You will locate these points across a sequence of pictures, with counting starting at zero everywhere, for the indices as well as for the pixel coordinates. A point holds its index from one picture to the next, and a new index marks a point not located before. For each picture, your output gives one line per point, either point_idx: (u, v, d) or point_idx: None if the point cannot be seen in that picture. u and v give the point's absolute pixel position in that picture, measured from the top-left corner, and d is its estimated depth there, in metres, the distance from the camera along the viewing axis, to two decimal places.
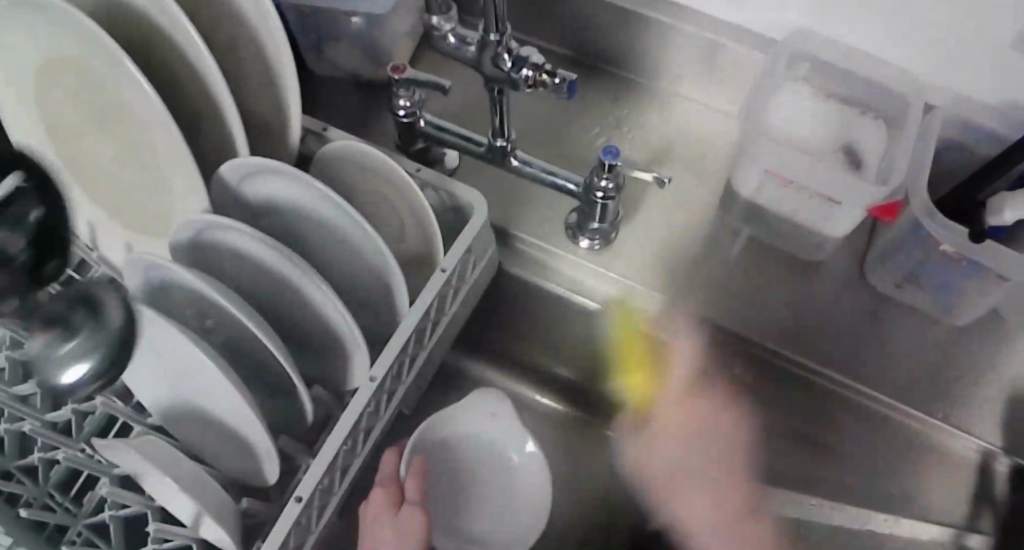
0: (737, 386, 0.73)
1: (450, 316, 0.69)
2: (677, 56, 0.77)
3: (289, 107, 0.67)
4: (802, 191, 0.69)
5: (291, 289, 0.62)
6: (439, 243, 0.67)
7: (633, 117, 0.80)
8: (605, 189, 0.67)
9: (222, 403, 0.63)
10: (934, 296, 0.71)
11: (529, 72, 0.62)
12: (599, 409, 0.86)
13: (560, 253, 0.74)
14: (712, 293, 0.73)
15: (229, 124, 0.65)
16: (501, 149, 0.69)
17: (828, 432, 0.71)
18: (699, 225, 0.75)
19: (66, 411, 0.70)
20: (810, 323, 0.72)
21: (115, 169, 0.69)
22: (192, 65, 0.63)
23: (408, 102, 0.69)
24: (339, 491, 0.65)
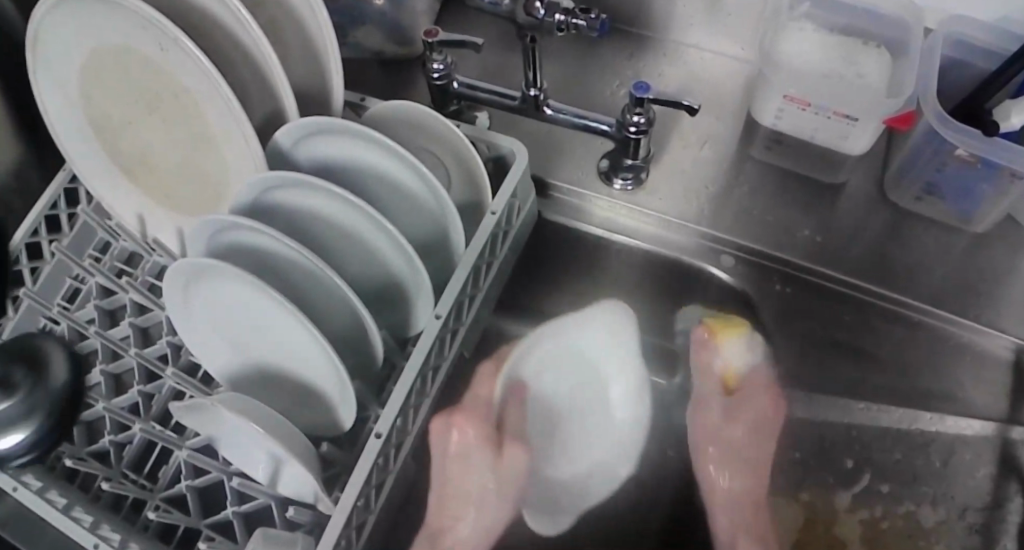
0: (787, 303, 0.76)
1: (501, 260, 0.73)
2: (684, 7, 0.82)
3: (329, 76, 0.70)
4: (817, 112, 0.74)
5: (359, 239, 0.67)
6: (487, 190, 0.70)
7: (648, 67, 0.84)
8: (637, 123, 0.71)
9: (296, 353, 0.66)
10: (952, 204, 0.75)
11: (562, 17, 0.66)
12: None
13: (597, 196, 0.78)
14: (745, 220, 0.78)
15: (278, 92, 0.67)
16: (534, 98, 0.73)
17: (878, 336, 0.74)
18: (722, 160, 0.80)
19: (132, 392, 0.70)
20: (840, 243, 0.76)
21: (175, 155, 0.72)
22: (240, 42, 0.66)
23: (441, 65, 0.73)
24: (413, 430, 0.68)
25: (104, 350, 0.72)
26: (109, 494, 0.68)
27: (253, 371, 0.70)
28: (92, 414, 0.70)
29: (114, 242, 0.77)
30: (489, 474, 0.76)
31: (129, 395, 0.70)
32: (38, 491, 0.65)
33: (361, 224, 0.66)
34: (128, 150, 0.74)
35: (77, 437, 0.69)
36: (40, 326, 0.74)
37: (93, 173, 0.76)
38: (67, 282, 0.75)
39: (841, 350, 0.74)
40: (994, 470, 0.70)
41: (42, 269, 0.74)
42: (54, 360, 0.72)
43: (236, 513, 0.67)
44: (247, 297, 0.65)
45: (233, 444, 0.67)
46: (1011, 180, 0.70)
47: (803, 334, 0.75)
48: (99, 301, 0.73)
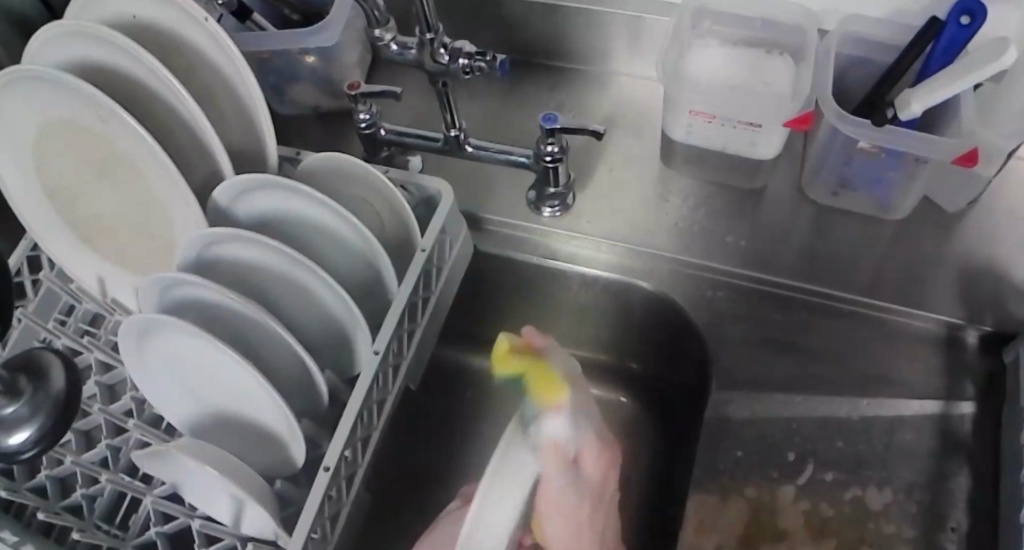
0: (719, 307, 0.78)
1: (438, 295, 0.76)
2: (605, 38, 0.86)
3: (262, 135, 0.76)
4: (723, 123, 0.77)
5: (297, 286, 0.71)
6: (417, 229, 0.75)
7: (574, 98, 0.88)
8: (552, 152, 0.75)
9: (245, 396, 0.70)
10: (869, 194, 0.78)
11: (465, 61, 0.70)
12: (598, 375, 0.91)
13: (529, 227, 0.82)
14: (672, 234, 0.81)
15: (212, 154, 0.73)
16: (454, 138, 0.77)
17: (810, 332, 0.76)
18: (649, 178, 0.84)
19: (101, 446, 0.76)
20: (767, 246, 0.79)
21: (125, 217, 0.78)
22: (173, 108, 0.71)
23: (367, 115, 0.78)
24: (364, 463, 0.71)
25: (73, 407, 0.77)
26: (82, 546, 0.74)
27: (209, 417, 0.74)
28: (64, 470, 0.75)
29: (77, 305, 0.82)
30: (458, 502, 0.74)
31: (98, 450, 0.76)
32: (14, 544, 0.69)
33: (298, 271, 0.70)
34: (80, 220, 0.79)
35: (51, 493, 0.75)
36: None
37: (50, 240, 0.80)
38: (33, 345, 0.80)
39: (776, 347, 0.76)
40: (936, 450, 0.71)
41: (11, 334, 0.79)
42: None
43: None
44: (193, 346, 0.69)
45: (197, 490, 0.71)
46: (916, 163, 0.73)
47: (736, 337, 0.77)
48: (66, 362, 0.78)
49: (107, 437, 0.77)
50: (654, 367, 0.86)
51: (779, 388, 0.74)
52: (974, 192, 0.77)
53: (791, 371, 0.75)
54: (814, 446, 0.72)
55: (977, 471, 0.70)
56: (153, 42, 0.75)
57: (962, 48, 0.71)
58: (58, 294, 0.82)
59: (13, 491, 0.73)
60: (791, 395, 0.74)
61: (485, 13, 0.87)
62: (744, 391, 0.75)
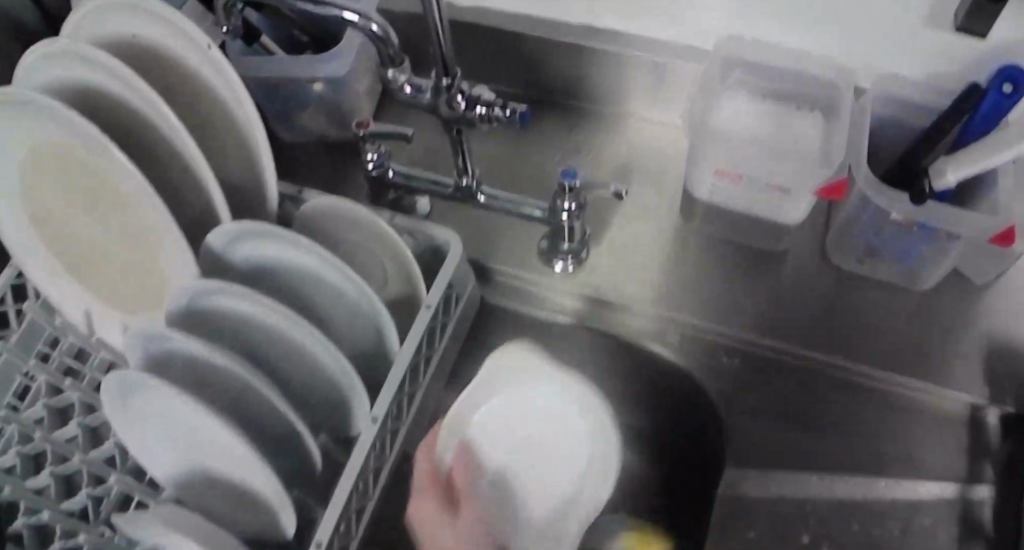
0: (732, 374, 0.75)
1: (442, 353, 0.72)
2: (627, 80, 0.82)
3: (263, 172, 0.71)
4: (751, 184, 0.73)
5: (292, 343, 0.66)
6: (421, 283, 0.70)
7: (591, 140, 0.85)
8: (569, 209, 0.70)
9: (232, 459, 0.66)
10: (894, 264, 0.75)
11: (484, 109, 0.66)
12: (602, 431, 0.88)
13: (539, 279, 0.78)
14: (687, 291, 0.77)
15: (208, 193, 0.68)
16: (467, 187, 0.73)
17: (827, 407, 0.73)
18: (666, 229, 0.80)
19: (83, 495, 0.74)
20: (784, 310, 0.76)
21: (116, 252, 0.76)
22: (169, 142, 0.67)
23: (375, 155, 0.74)
24: (357, 533, 0.67)
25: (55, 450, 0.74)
26: None
27: (193, 469, 0.70)
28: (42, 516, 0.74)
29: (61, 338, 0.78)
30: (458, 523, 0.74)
31: (80, 498, 0.74)
32: None
33: (294, 327, 0.65)
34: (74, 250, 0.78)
35: None
36: None
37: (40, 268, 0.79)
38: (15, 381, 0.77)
39: (791, 423, 0.73)
40: (954, 537, 0.69)
41: None
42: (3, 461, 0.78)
43: None
44: (173, 407, 0.65)
45: None
46: (948, 239, 0.70)
47: (752, 409, 0.74)
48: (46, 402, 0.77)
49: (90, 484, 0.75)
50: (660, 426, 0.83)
51: (794, 466, 0.71)
52: (1004, 266, 0.74)
53: (807, 449, 0.72)
54: (830, 528, 0.70)
55: None
56: (150, 66, 0.70)
57: (1004, 115, 0.68)
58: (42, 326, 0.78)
59: None
60: (807, 474, 0.71)
61: (508, 51, 0.84)
62: (759, 467, 0.72)
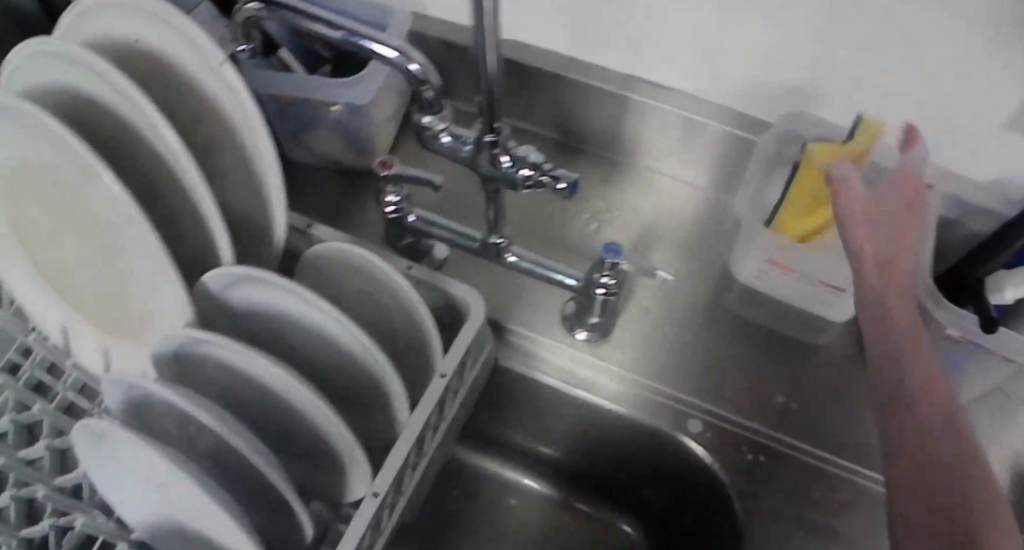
0: (747, 470, 0.69)
1: (448, 420, 0.66)
2: (668, 137, 0.77)
3: (271, 205, 0.65)
4: (802, 277, 0.67)
5: (280, 403, 0.59)
6: (436, 346, 0.64)
7: (621, 197, 0.80)
8: (606, 285, 0.65)
9: (209, 523, 0.59)
10: (936, 376, 0.69)
11: (529, 172, 0.60)
12: (606, 502, 0.82)
13: (555, 344, 0.72)
14: (713, 375, 0.72)
15: (209, 225, 0.61)
16: (496, 245, 0.68)
17: (854, 522, 0.67)
18: (694, 305, 0.75)
19: (44, 525, 0.67)
20: (812, 408, 0.70)
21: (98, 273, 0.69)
22: (170, 167, 0.60)
23: (396, 198, 0.68)
24: None
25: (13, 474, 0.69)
26: None
27: (172, 525, 0.64)
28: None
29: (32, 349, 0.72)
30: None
31: (40, 527, 0.66)
32: None
33: (280, 386, 0.58)
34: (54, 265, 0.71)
35: None
36: None
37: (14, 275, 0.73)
38: None
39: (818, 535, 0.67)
40: None
41: None
42: None
43: None
44: (150, 463, 0.59)
45: None
46: (1001, 360, 0.65)
47: (771, 512, 0.68)
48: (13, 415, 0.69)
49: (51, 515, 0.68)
50: (669, 508, 0.78)
51: None
52: None
53: None
54: None
55: None
56: (154, 77, 0.63)
57: None
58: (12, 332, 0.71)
59: None
60: None
61: (541, 90, 0.79)
62: None
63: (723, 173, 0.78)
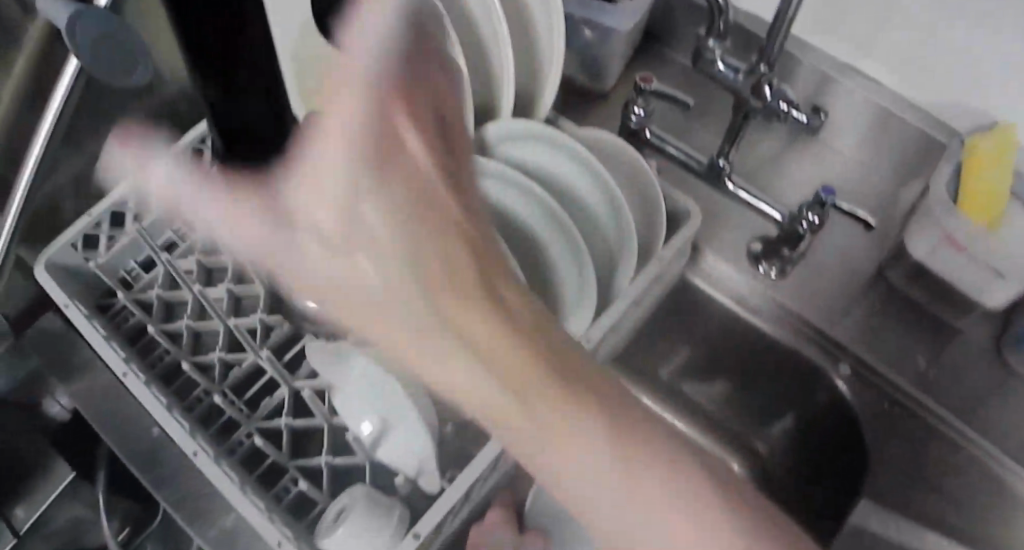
0: (873, 411, 0.80)
1: (646, 307, 0.77)
2: (863, 124, 0.89)
3: (542, 87, 0.76)
4: (970, 258, 0.77)
5: (534, 242, 0.70)
6: (659, 231, 0.72)
7: (808, 172, 0.91)
8: (810, 221, 0.75)
9: None
10: None
11: (785, 105, 0.77)
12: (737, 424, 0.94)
13: (735, 274, 0.84)
14: (862, 331, 0.82)
15: (502, 88, 0.73)
16: (720, 167, 0.82)
17: (962, 481, 0.77)
18: (852, 273, 0.85)
19: (255, 318, 0.78)
20: (943, 380, 0.80)
21: None
22: (480, 38, 0.72)
23: (642, 112, 0.81)
24: None
25: (233, 271, 0.80)
26: (204, 407, 0.74)
27: (367, 300, 0.50)
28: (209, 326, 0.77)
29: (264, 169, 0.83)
30: (603, 456, 0.50)
31: (251, 320, 0.77)
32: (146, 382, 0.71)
33: (545, 228, 0.70)
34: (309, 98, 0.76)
35: (186, 342, 0.76)
36: (174, 229, 0.82)
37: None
38: None
39: (927, 483, 0.78)
40: None
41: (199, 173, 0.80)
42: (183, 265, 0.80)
43: (328, 463, 0.71)
44: None
45: (352, 397, 0.73)
46: None
47: (887, 454, 0.79)
48: None
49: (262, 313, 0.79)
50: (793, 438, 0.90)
51: (915, 519, 0.77)
52: None
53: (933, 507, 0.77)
54: None
55: None
56: None
57: None
58: None
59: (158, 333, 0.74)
60: (931, 535, 0.77)
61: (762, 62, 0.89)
62: (890, 511, 0.78)
63: (907, 161, 0.88)
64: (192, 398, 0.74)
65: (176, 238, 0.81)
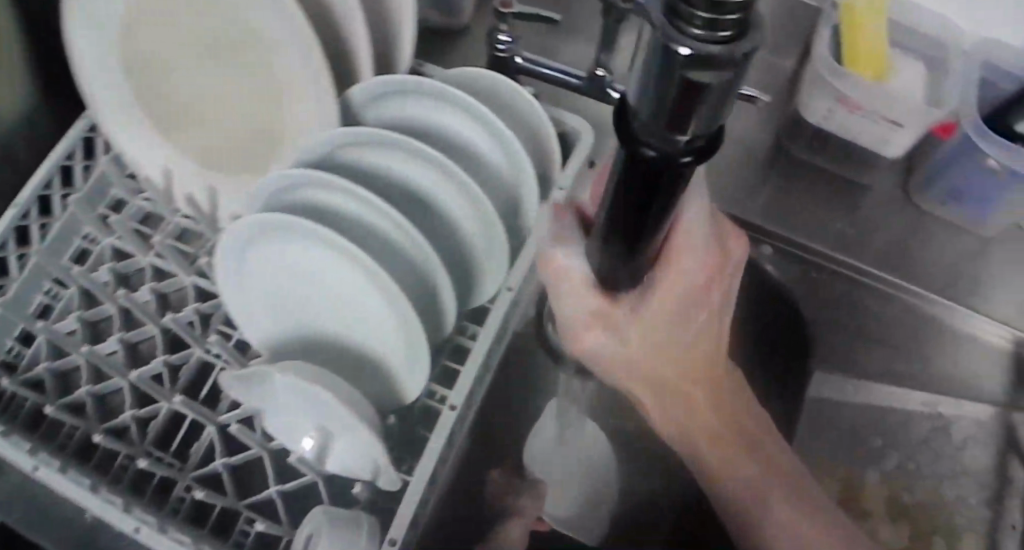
0: (804, 282, 0.81)
1: None
2: None
3: (400, 38, 0.70)
4: (866, 116, 0.77)
5: (428, 208, 0.65)
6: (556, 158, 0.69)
7: None
8: None
9: (370, 310, 0.65)
10: (969, 210, 0.80)
11: None
12: None
13: None
14: (776, 207, 0.82)
15: (357, 51, 0.67)
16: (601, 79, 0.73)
17: (896, 327, 0.80)
18: (753, 154, 0.84)
19: (158, 361, 0.70)
20: (861, 238, 0.81)
21: (219, 110, 0.73)
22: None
23: (508, 37, 0.72)
24: (475, 406, 0.68)
25: (120, 317, 0.72)
26: (131, 473, 0.67)
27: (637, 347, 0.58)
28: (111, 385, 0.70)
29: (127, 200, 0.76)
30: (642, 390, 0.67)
31: (154, 366, 0.70)
32: (60, 469, 0.63)
33: (439, 191, 0.64)
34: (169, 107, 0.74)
35: (91, 411, 0.69)
36: (44, 292, 0.73)
37: (110, 119, 0.74)
38: (76, 243, 0.75)
39: (869, 338, 0.80)
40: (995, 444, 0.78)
41: (53, 225, 0.73)
42: (64, 326, 0.72)
43: (279, 491, 0.68)
44: (318, 253, 0.65)
45: (286, 418, 0.68)
46: None
47: (827, 320, 0.80)
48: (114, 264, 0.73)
49: (164, 354, 0.72)
50: None
51: (864, 377, 0.80)
52: None
53: (879, 361, 0.80)
54: (900, 433, 0.79)
55: None
56: None
57: None
58: (109, 185, 0.76)
59: (55, 408, 0.66)
60: (881, 386, 0.80)
61: None
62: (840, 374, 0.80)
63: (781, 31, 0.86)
64: (116, 467, 0.67)
65: (49, 299, 0.73)
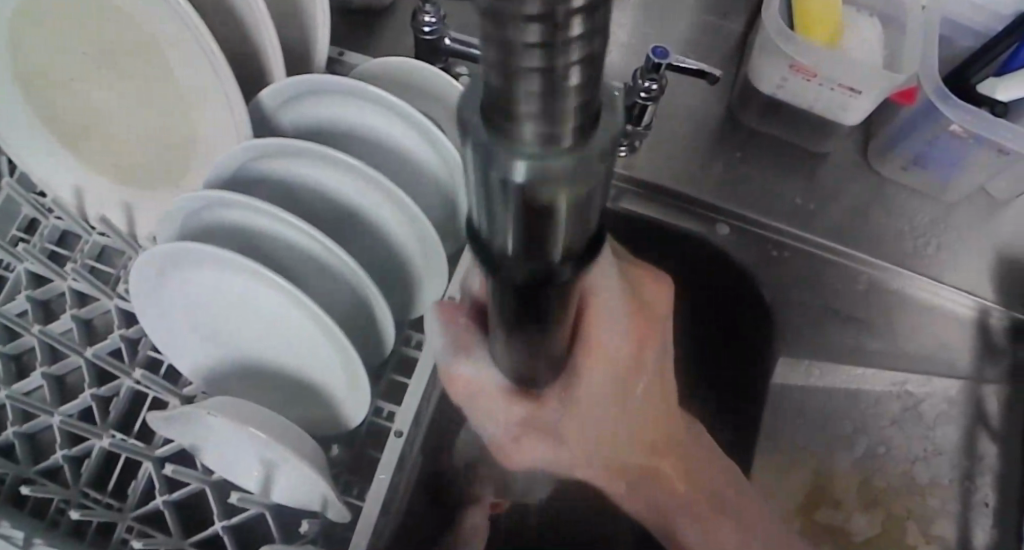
0: (762, 264, 0.77)
1: None
2: None
3: (312, 25, 0.63)
4: (823, 83, 0.72)
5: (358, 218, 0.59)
6: None
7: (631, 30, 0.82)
8: (648, 91, 0.65)
9: (300, 335, 0.60)
10: (933, 174, 0.75)
11: None
12: None
13: None
14: (736, 185, 0.77)
15: (262, 45, 0.59)
16: None
17: (866, 305, 0.76)
18: (706, 127, 0.79)
19: (85, 396, 0.62)
20: (823, 211, 0.76)
21: (112, 118, 0.65)
22: None
23: (433, 17, 0.65)
24: (425, 425, 0.63)
25: (44, 349, 0.64)
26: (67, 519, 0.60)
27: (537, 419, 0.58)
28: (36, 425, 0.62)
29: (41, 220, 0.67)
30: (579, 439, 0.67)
31: (81, 401, 0.62)
32: None
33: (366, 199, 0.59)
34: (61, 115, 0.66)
35: (20, 453, 0.62)
36: None
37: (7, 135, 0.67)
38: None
39: (837, 317, 0.77)
40: (965, 418, 0.76)
41: None
42: None
43: (226, 527, 0.61)
44: (239, 279, 0.59)
45: (222, 452, 0.62)
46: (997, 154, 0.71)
47: (792, 303, 0.77)
48: (31, 292, 0.65)
49: (91, 385, 0.63)
50: None
51: (833, 358, 0.77)
52: None
53: (849, 341, 0.76)
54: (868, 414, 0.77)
55: (1007, 445, 0.74)
56: None
57: None
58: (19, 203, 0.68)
59: None
60: (852, 366, 0.77)
61: None
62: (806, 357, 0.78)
63: None
64: (51, 513, 0.60)
65: None
